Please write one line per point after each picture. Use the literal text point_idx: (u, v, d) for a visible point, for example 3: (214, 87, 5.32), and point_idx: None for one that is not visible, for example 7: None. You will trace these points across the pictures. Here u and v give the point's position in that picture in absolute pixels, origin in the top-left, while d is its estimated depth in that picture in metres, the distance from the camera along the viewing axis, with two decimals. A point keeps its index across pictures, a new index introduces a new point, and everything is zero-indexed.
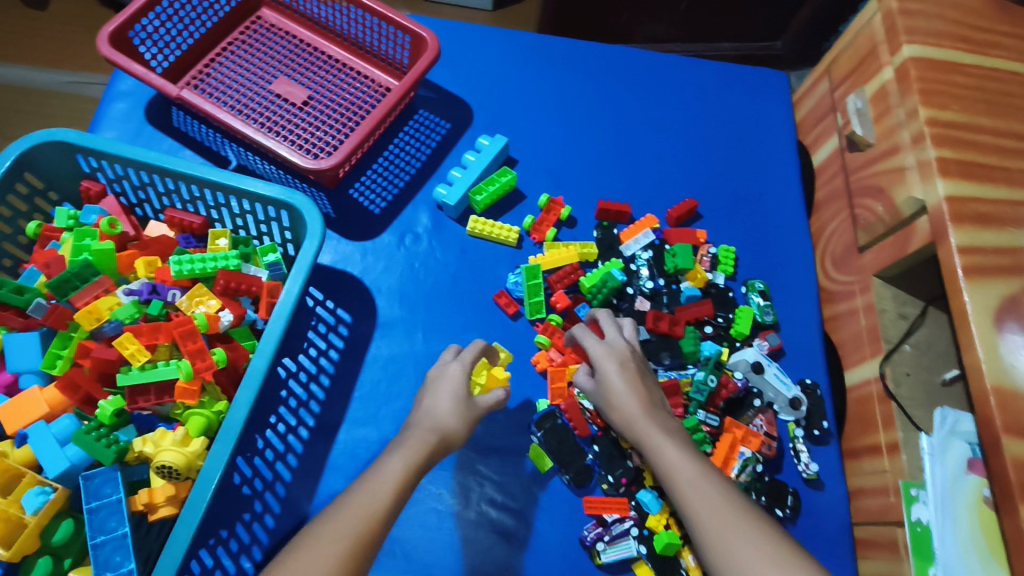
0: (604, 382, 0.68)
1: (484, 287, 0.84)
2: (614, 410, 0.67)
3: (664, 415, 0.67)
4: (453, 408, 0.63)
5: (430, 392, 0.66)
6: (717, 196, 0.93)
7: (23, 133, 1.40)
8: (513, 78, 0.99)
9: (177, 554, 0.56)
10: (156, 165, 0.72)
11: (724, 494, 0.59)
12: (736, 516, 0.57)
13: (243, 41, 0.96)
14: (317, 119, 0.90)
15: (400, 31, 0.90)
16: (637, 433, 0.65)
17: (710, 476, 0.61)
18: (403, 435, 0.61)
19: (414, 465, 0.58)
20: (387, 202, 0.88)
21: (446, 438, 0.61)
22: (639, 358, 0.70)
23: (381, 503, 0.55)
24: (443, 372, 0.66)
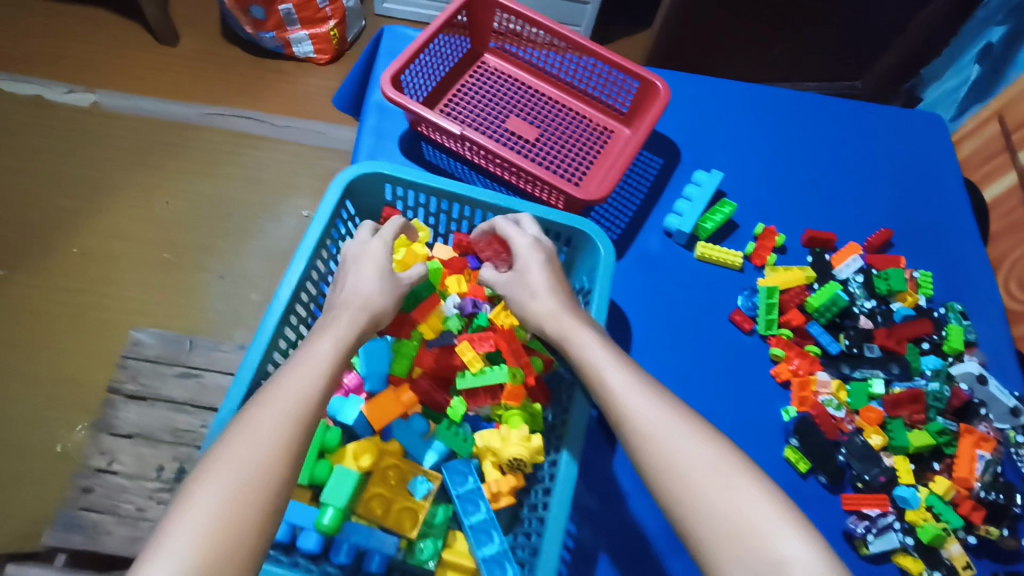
0: (527, 268, 0.73)
1: (718, 306, 0.93)
2: (533, 300, 0.71)
3: (583, 318, 0.70)
4: (380, 285, 0.70)
5: (353, 269, 0.72)
6: (904, 227, 1.04)
7: (195, 165, 1.52)
8: (709, 119, 1.09)
9: (557, 538, 0.64)
10: (460, 195, 0.82)
11: (637, 379, 0.61)
12: (656, 402, 0.58)
13: (472, 84, 1.07)
14: (551, 154, 1.01)
15: (629, 78, 1.01)
16: (557, 324, 0.69)
17: (633, 370, 0.63)
18: (340, 312, 0.66)
19: (343, 345, 0.62)
20: (621, 228, 0.98)
21: (379, 307, 0.69)
22: (546, 250, 0.75)
23: (315, 378, 0.57)
24: (364, 247, 0.73)
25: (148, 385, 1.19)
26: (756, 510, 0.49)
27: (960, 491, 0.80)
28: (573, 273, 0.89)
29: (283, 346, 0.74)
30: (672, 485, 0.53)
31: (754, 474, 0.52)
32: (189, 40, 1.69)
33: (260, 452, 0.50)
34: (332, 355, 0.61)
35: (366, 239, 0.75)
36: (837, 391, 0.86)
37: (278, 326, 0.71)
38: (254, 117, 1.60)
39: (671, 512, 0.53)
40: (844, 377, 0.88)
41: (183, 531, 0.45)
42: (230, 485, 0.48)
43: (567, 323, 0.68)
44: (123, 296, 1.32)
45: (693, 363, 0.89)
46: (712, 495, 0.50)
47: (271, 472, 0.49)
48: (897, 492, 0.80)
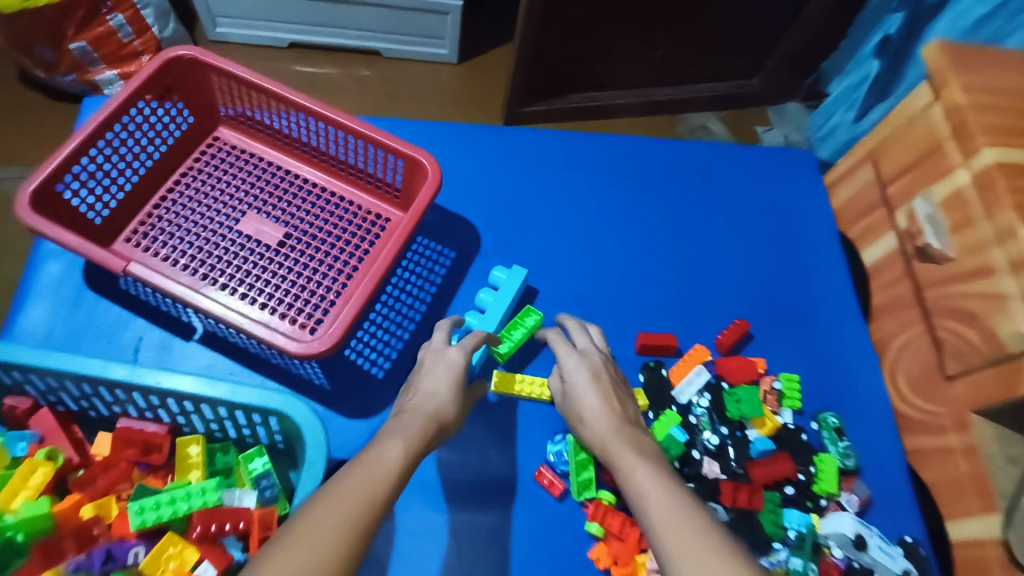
0: (577, 384, 0.64)
1: (521, 459, 0.71)
2: (585, 422, 0.61)
3: (636, 430, 0.59)
4: (451, 393, 0.59)
5: (424, 376, 0.61)
6: (764, 311, 0.82)
7: None
8: (518, 189, 0.86)
9: None
10: (101, 378, 0.57)
11: (686, 502, 0.47)
12: (692, 523, 0.44)
13: (199, 171, 0.81)
14: (298, 264, 0.76)
15: (390, 155, 0.76)
16: (603, 446, 0.58)
17: (674, 486, 0.50)
18: (414, 414, 0.55)
19: (415, 453, 0.50)
20: (392, 360, 0.74)
21: (446, 420, 0.56)
22: (612, 371, 0.66)
23: (386, 483, 0.45)
24: (442, 353, 0.63)
25: None
26: None
27: None
28: (297, 462, 0.62)
29: None
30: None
31: None
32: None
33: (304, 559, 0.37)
34: (405, 467, 0.48)
35: (444, 347, 0.64)
36: None
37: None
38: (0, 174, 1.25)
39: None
40: None
41: None
42: None
43: (616, 445, 0.56)
44: None
45: (480, 553, 0.66)
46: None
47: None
48: None
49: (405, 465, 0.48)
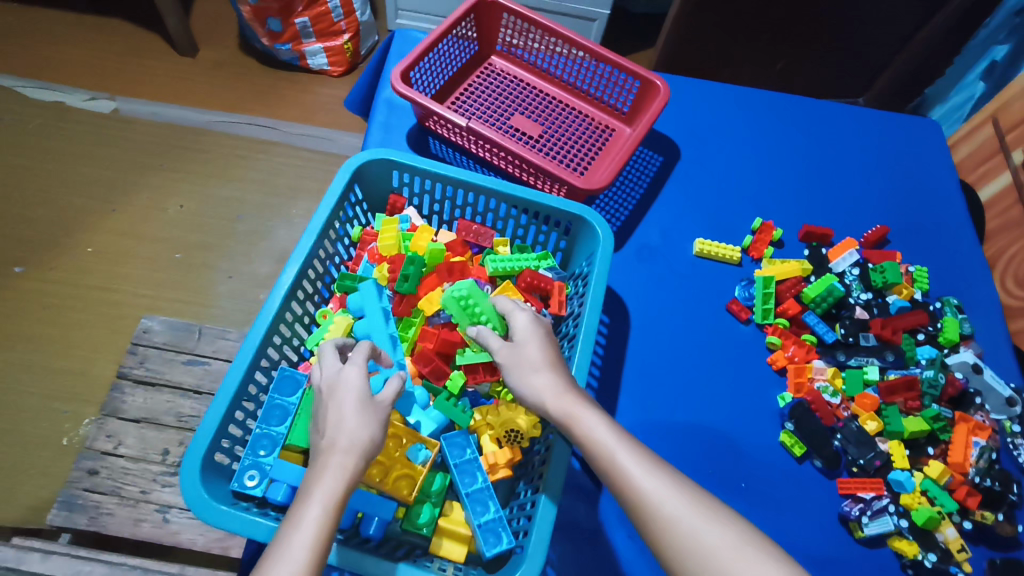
0: (529, 338, 0.68)
1: (716, 297, 0.95)
2: (534, 373, 0.66)
3: (578, 390, 0.65)
4: (361, 420, 0.58)
5: (326, 406, 0.59)
6: (898, 225, 1.06)
7: (205, 163, 1.55)
8: (703, 121, 1.13)
9: (546, 526, 0.64)
10: (463, 182, 0.85)
11: (648, 455, 0.59)
12: (659, 489, 0.56)
13: (480, 84, 1.12)
14: (553, 150, 1.04)
15: (630, 77, 1.04)
16: (557, 408, 0.63)
17: (632, 443, 0.60)
18: (326, 452, 0.56)
19: (334, 499, 0.53)
20: (622, 221, 1.01)
21: (372, 451, 0.57)
22: (541, 327, 0.70)
23: (311, 560, 0.50)
24: (338, 372, 0.61)
25: (155, 371, 1.20)
26: None
27: (955, 476, 0.80)
28: (571, 260, 0.90)
29: (289, 319, 0.76)
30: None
31: (773, 560, 0.52)
32: (206, 52, 1.74)
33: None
34: (321, 522, 0.52)
35: (336, 359, 0.63)
36: (833, 377, 0.87)
37: (282, 301, 0.73)
38: (257, 123, 1.64)
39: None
40: (840, 364, 0.88)
41: None
42: None
43: (572, 408, 0.62)
44: (118, 293, 1.34)
45: (688, 350, 0.90)
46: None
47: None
48: (892, 476, 0.79)
49: (325, 516, 0.52)
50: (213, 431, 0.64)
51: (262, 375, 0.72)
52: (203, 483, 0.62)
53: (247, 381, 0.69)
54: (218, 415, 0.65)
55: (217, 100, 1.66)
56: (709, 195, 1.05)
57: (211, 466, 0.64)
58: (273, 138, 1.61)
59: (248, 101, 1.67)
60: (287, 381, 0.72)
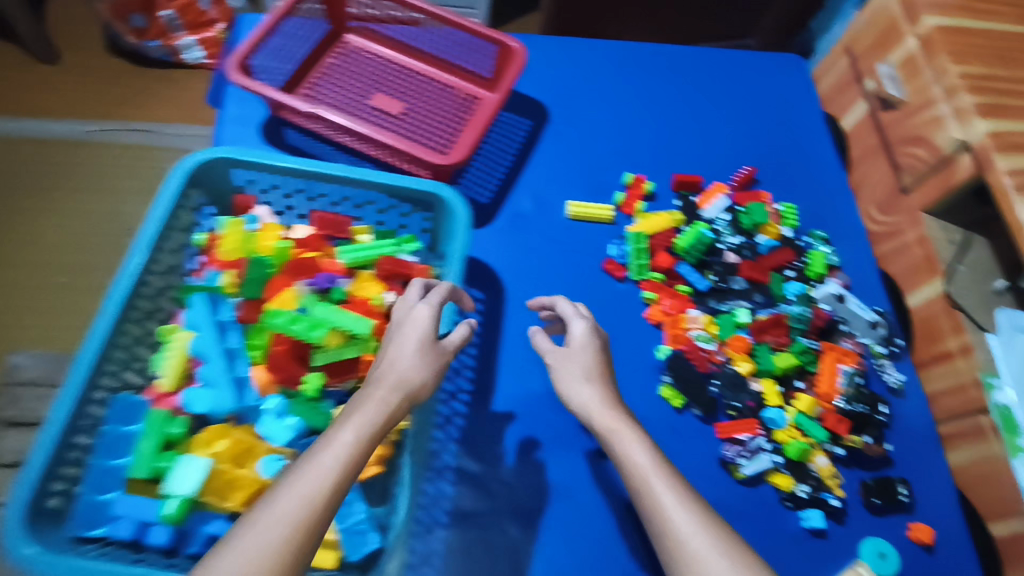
0: (566, 356, 0.73)
1: (592, 258, 0.94)
2: (576, 388, 0.70)
3: (620, 408, 0.68)
4: (417, 359, 0.61)
5: (393, 339, 0.63)
6: (766, 165, 1.07)
7: (65, 176, 1.43)
8: (570, 78, 1.10)
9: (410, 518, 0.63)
10: (309, 173, 0.80)
11: (681, 482, 0.61)
12: (674, 494, 0.59)
13: (337, 65, 1.05)
14: (417, 127, 0.99)
15: (486, 43, 1.00)
16: (601, 419, 0.67)
17: (665, 463, 0.63)
18: (379, 381, 0.59)
19: (367, 431, 0.55)
20: (494, 192, 0.97)
21: (420, 392, 0.60)
22: (595, 341, 0.73)
23: (334, 477, 0.51)
24: (409, 310, 0.66)
25: (28, 410, 1.13)
26: None
27: (824, 406, 0.83)
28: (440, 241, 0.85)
29: (125, 342, 0.69)
30: None
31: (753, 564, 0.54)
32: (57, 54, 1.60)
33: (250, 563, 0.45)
34: (355, 447, 0.53)
35: (416, 300, 0.68)
36: (707, 325, 0.87)
37: (114, 323, 0.66)
38: (121, 126, 1.52)
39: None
40: (714, 311, 0.89)
41: None
42: (250, 550, 0.46)
43: (610, 422, 0.66)
44: None
45: None
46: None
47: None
48: (764, 415, 0.82)
49: (356, 444, 0.54)
50: (44, 473, 0.57)
51: (98, 406, 0.64)
52: (30, 531, 0.55)
53: (82, 415, 0.62)
54: (46, 456, 0.58)
55: (71, 106, 1.52)
56: (580, 155, 1.03)
57: (44, 516, 0.57)
58: (141, 141, 1.50)
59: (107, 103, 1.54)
60: (124, 408, 0.67)
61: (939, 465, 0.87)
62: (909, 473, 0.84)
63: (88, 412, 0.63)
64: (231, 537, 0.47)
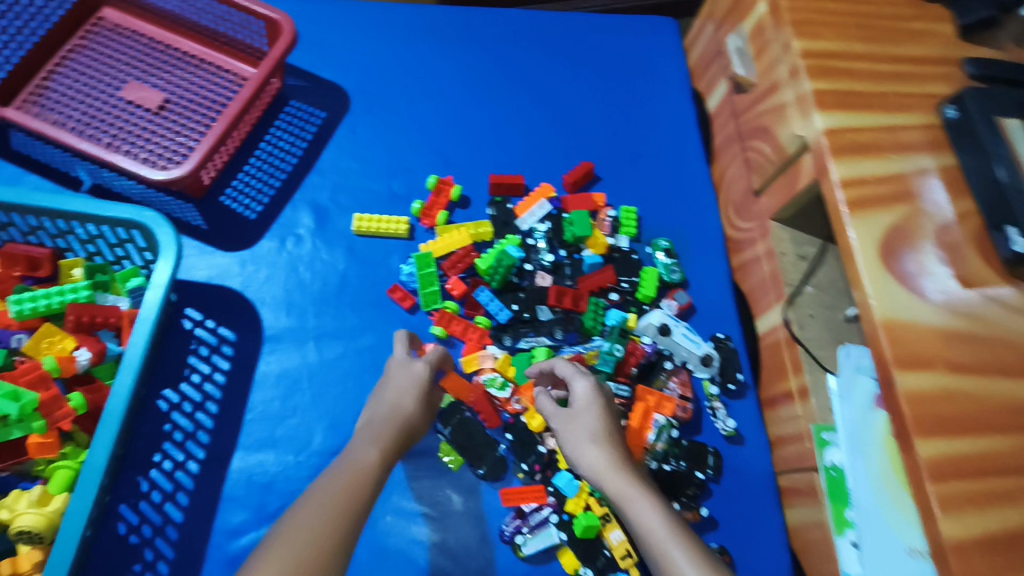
0: (585, 412, 0.62)
1: (378, 282, 0.79)
2: (584, 448, 0.60)
3: (635, 467, 0.60)
4: (418, 401, 0.62)
5: (390, 383, 0.64)
6: (612, 156, 0.90)
7: None
8: (382, 54, 0.92)
9: None
10: None
11: (701, 549, 0.53)
12: (687, 551, 0.53)
13: (85, 48, 0.86)
14: (175, 124, 0.83)
15: (253, 17, 0.83)
16: (611, 485, 0.58)
17: (684, 530, 0.55)
18: (376, 418, 0.60)
19: (388, 454, 0.57)
20: (264, 204, 0.82)
21: (413, 425, 0.61)
22: (607, 400, 0.64)
23: (362, 483, 0.53)
24: (406, 365, 0.64)
25: None
26: None
27: None
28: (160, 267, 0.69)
29: None
30: None
31: None
32: None
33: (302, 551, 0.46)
34: (380, 462, 0.56)
35: (406, 359, 0.65)
36: (503, 367, 0.73)
37: None
38: None
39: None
40: (511, 350, 0.75)
41: None
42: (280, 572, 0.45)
43: (621, 486, 0.57)
44: None
45: (339, 357, 0.75)
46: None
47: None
48: (555, 481, 0.69)
49: (378, 463, 0.56)
50: None
51: None
52: None
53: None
54: None
55: None
56: (380, 153, 0.86)
57: None
58: None
59: None
60: None
61: (773, 526, 0.72)
62: (730, 540, 0.71)
63: None
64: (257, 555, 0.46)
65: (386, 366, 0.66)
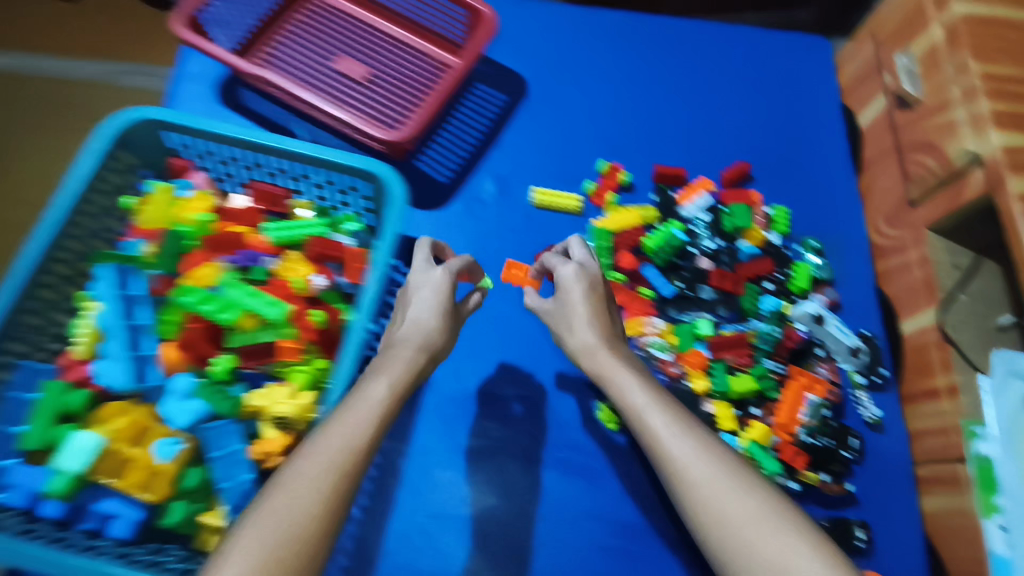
0: (566, 297, 0.67)
1: (551, 251, 0.87)
2: (570, 334, 0.66)
3: (619, 346, 0.65)
4: (439, 318, 0.64)
5: (418, 301, 0.65)
6: (766, 158, 0.97)
7: None
8: (559, 49, 1.01)
9: None
10: (242, 141, 0.75)
11: (688, 422, 0.57)
12: (671, 430, 0.55)
13: (302, 22, 0.98)
14: (378, 94, 0.93)
15: (457, 6, 0.93)
16: (592, 362, 0.63)
17: (674, 405, 0.58)
18: (403, 338, 0.61)
19: (399, 385, 0.57)
20: (454, 172, 0.91)
21: (433, 344, 0.62)
22: (596, 279, 0.68)
23: (372, 420, 0.53)
24: (427, 276, 0.67)
25: None
26: (778, 544, 0.48)
27: (781, 436, 0.75)
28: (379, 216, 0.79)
29: (36, 309, 0.68)
30: (726, 556, 0.49)
31: (778, 513, 0.50)
32: None
33: (292, 510, 0.46)
34: (389, 396, 0.55)
35: (427, 268, 0.68)
36: (665, 334, 0.80)
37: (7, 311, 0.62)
38: None
39: (705, 542, 0.51)
40: (674, 321, 0.82)
41: (247, 554, 0.43)
42: (282, 527, 0.45)
43: (602, 362, 0.63)
44: None
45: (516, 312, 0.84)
46: (763, 556, 0.47)
47: (303, 538, 0.45)
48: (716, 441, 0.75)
49: (389, 395, 0.56)
50: None
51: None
52: None
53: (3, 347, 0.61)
54: None
55: None
56: (555, 135, 0.95)
57: None
58: None
59: None
60: (29, 375, 0.64)
61: (908, 508, 0.78)
62: (871, 516, 0.76)
63: None
64: (262, 496, 0.47)
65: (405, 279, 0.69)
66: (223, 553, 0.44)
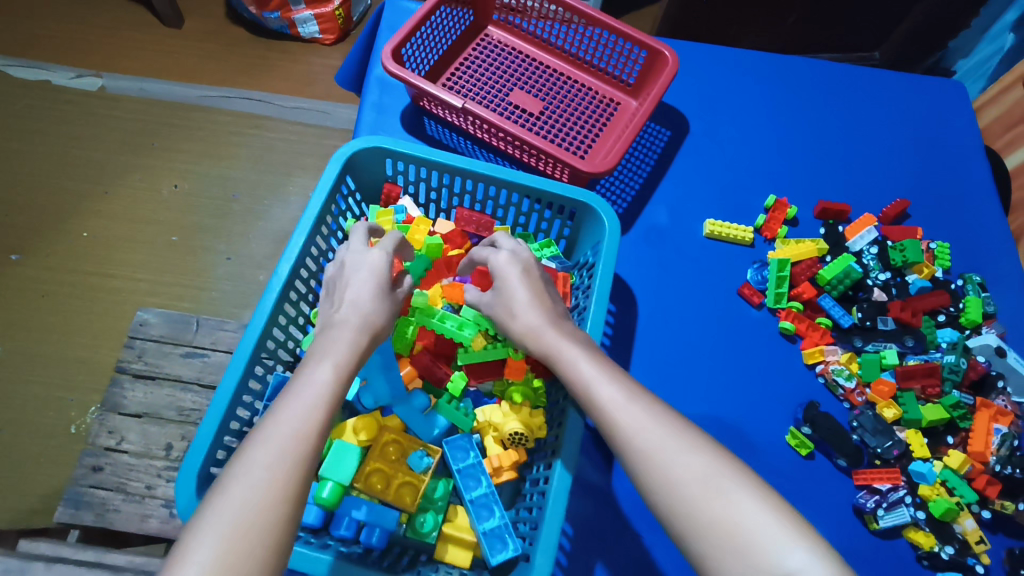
0: (509, 280, 0.66)
1: (729, 280, 0.91)
2: (515, 317, 0.65)
3: (563, 325, 0.64)
4: (377, 299, 0.61)
5: (349, 281, 0.62)
6: (918, 195, 1.01)
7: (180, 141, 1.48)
8: (714, 88, 1.06)
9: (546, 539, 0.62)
10: (460, 169, 0.80)
11: (636, 397, 0.55)
12: (652, 412, 0.54)
13: (475, 56, 1.04)
14: (553, 128, 0.98)
15: (637, 48, 0.97)
16: (538, 345, 0.62)
17: (622, 380, 0.57)
18: (339, 318, 0.59)
19: (345, 365, 0.54)
20: (628, 203, 0.96)
21: (373, 323, 0.59)
22: (526, 262, 0.68)
23: (323, 401, 0.51)
24: (363, 256, 0.64)
25: (153, 365, 1.18)
26: (755, 521, 0.45)
27: (975, 465, 0.78)
28: (577, 249, 0.85)
29: (284, 322, 0.74)
30: (700, 540, 0.46)
31: (754, 490, 0.47)
32: (193, 22, 1.63)
33: (248, 504, 0.44)
34: (333, 379, 0.53)
35: (362, 247, 0.66)
36: (848, 362, 0.84)
37: (263, 329, 0.69)
38: (241, 96, 1.55)
39: (658, 512, 0.50)
40: (857, 350, 0.86)
41: (203, 541, 0.42)
42: (223, 524, 0.43)
43: (550, 341, 0.61)
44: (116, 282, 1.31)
45: (699, 337, 0.87)
46: (710, 518, 0.46)
47: (246, 524, 0.43)
48: (912, 467, 0.78)
49: (335, 378, 0.53)
50: (215, 439, 0.63)
51: (257, 383, 0.70)
52: (201, 493, 0.60)
53: (256, 363, 0.69)
54: (211, 435, 0.63)
55: (182, 68, 1.57)
56: (720, 169, 0.99)
57: (210, 481, 0.63)
58: (251, 110, 1.54)
59: (221, 63, 1.59)
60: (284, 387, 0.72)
61: None
62: None
63: (242, 401, 0.67)
64: (219, 483, 0.46)
65: (340, 259, 0.66)
66: (183, 539, 0.43)
